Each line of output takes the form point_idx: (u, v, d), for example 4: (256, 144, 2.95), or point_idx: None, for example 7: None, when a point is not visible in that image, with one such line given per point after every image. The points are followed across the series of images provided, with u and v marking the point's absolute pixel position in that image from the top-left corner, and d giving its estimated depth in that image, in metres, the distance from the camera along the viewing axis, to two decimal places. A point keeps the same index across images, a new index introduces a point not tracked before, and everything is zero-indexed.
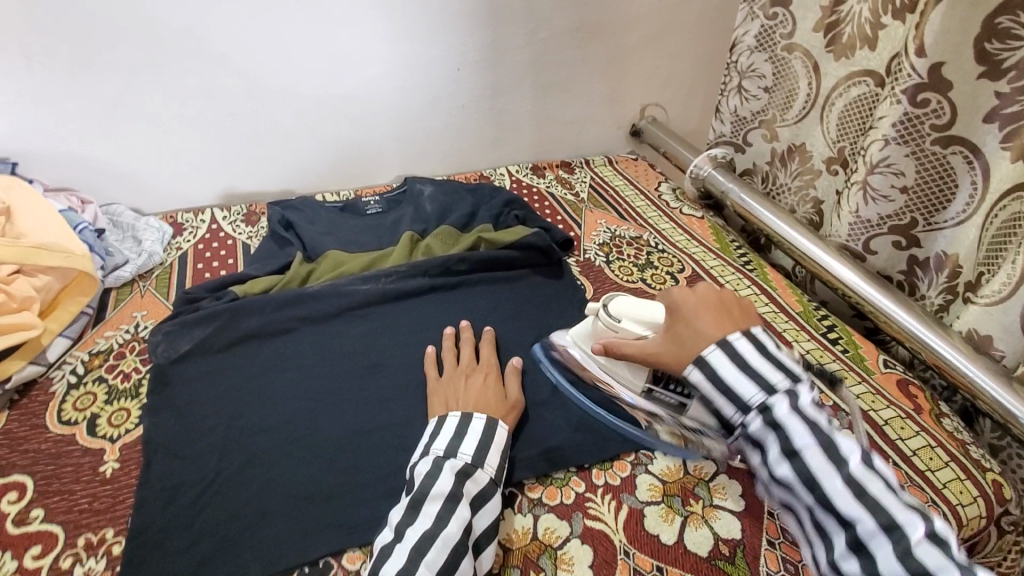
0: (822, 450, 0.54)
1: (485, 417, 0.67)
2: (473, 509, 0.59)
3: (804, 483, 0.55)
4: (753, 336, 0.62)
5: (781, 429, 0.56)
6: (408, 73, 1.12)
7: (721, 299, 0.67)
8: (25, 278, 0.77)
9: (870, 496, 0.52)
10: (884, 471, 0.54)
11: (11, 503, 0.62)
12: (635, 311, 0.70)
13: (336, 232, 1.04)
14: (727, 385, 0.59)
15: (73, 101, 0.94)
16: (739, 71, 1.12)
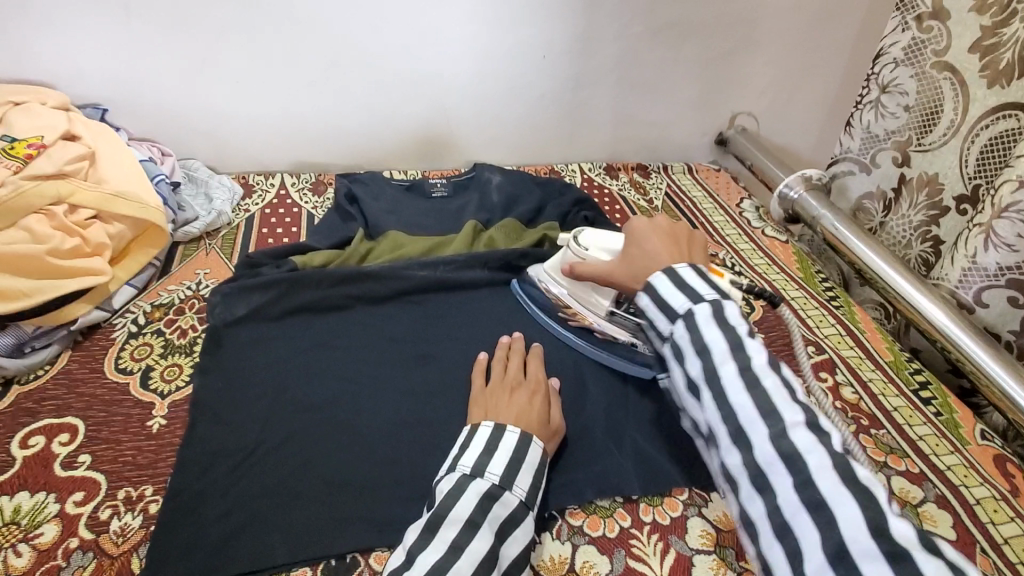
0: (731, 350, 0.54)
1: (519, 433, 0.61)
2: (498, 538, 0.54)
3: (706, 381, 0.55)
4: (698, 266, 0.62)
5: (696, 334, 0.56)
6: (492, 56, 1.08)
7: (672, 226, 0.69)
8: (101, 224, 0.78)
9: (758, 387, 0.52)
10: (790, 379, 0.54)
11: (62, 444, 0.63)
12: (601, 241, 0.77)
13: (399, 212, 1.02)
14: (663, 298, 0.60)
15: (164, 55, 0.95)
16: (879, 84, 1.00)
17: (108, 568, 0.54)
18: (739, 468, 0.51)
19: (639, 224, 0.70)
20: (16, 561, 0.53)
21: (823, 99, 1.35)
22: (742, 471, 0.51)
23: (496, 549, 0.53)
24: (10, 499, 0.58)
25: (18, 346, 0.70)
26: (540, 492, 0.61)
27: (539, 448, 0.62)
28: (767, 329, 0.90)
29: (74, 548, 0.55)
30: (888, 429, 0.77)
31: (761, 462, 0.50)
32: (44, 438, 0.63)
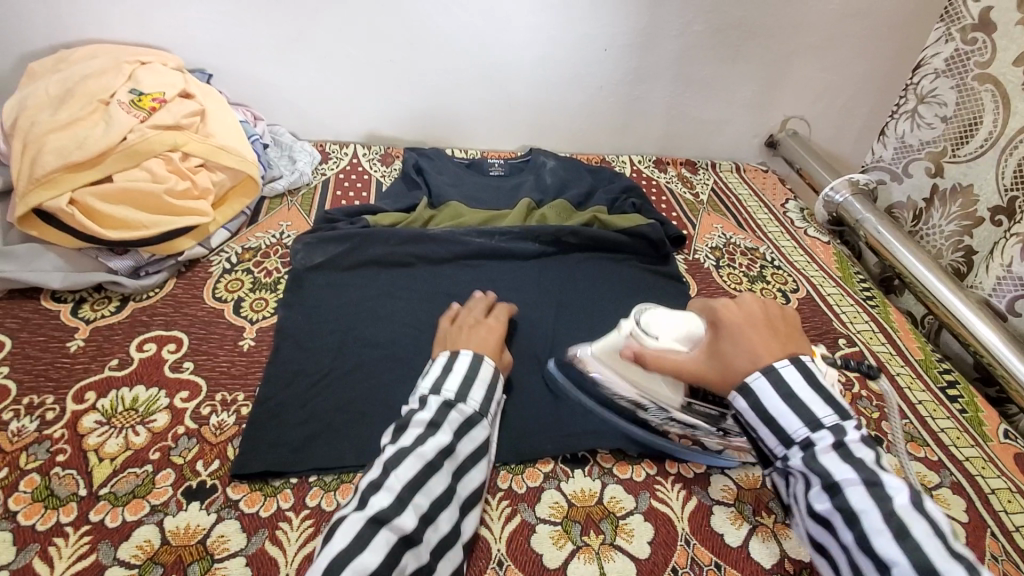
0: (868, 489, 0.52)
1: (470, 359, 0.68)
2: (458, 435, 0.60)
3: (844, 519, 0.52)
4: (801, 362, 0.59)
5: (822, 467, 0.54)
6: (556, 46, 1.15)
7: (765, 309, 0.65)
8: (207, 172, 0.89)
9: (912, 539, 0.49)
10: (938, 519, 0.51)
11: (170, 352, 0.74)
12: (675, 327, 0.68)
13: (460, 186, 1.11)
14: (768, 412, 0.57)
15: (264, 30, 1.06)
16: (918, 93, 1.07)
17: (209, 452, 0.64)
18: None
19: (727, 308, 0.66)
20: (136, 438, 0.64)
21: (877, 108, 1.37)
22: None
23: (455, 444, 0.59)
24: (130, 390, 0.68)
25: (136, 270, 0.82)
26: (495, 406, 0.68)
27: (490, 367, 0.68)
28: (802, 319, 0.95)
29: (181, 433, 0.65)
30: (911, 420, 0.81)
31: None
32: (155, 345, 0.74)
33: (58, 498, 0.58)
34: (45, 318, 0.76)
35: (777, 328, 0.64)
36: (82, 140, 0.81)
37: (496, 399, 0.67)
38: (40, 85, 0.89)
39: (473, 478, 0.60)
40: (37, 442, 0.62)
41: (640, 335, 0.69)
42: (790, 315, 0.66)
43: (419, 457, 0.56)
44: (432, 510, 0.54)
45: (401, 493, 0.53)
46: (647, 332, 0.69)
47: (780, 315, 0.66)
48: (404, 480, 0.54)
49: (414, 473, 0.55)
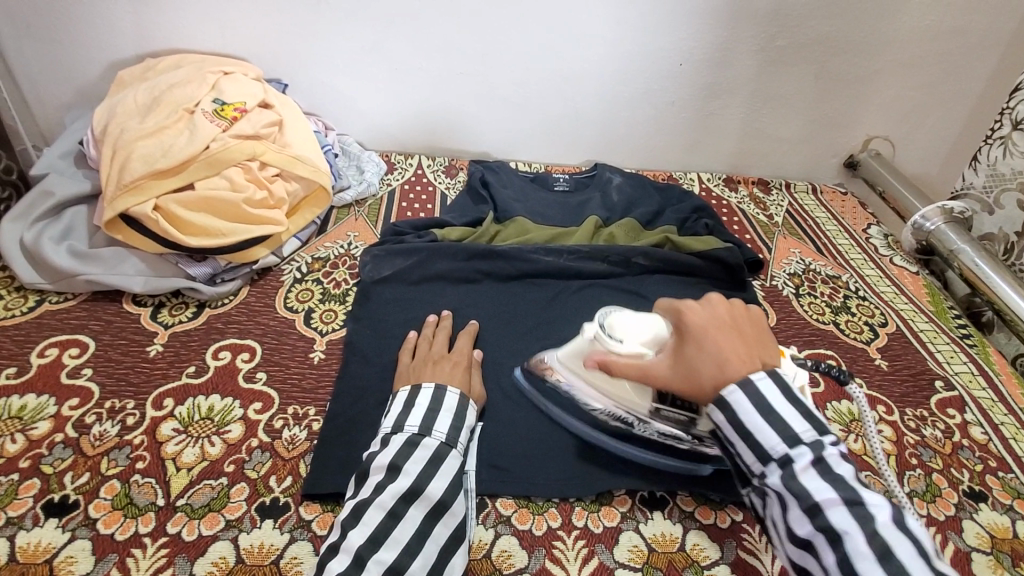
0: (849, 508, 0.47)
1: (429, 391, 0.65)
2: (424, 474, 0.57)
3: (828, 541, 0.47)
4: (781, 377, 0.53)
5: (800, 487, 0.49)
6: (629, 59, 1.11)
7: (733, 310, 0.59)
8: (282, 182, 0.90)
9: (896, 562, 0.44)
10: (920, 538, 0.47)
11: (244, 361, 0.74)
12: (638, 331, 0.63)
13: (525, 200, 1.08)
14: (748, 429, 0.51)
15: (338, 41, 1.07)
16: (1012, 119, 1.02)
17: (282, 467, 0.63)
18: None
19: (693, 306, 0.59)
20: (212, 448, 0.64)
21: (968, 130, 1.28)
22: None
23: (422, 484, 0.56)
24: (206, 398, 0.69)
25: (213, 276, 0.83)
26: (467, 434, 0.64)
27: (455, 394, 0.65)
28: (893, 357, 0.88)
29: (255, 446, 0.64)
30: (1018, 474, 0.74)
31: None
32: (230, 353, 0.75)
33: (137, 507, 0.58)
34: (126, 322, 0.77)
35: (741, 331, 0.57)
36: (167, 149, 0.83)
37: (467, 425, 0.64)
38: (129, 93, 0.92)
39: (451, 515, 0.56)
40: (118, 447, 0.63)
41: (602, 338, 0.64)
42: (759, 315, 0.60)
43: (380, 508, 0.53)
44: (403, 562, 0.52)
45: (359, 552, 0.51)
46: (612, 335, 0.64)
47: (748, 321, 0.59)
48: (365, 535, 0.52)
49: (374, 527, 0.52)
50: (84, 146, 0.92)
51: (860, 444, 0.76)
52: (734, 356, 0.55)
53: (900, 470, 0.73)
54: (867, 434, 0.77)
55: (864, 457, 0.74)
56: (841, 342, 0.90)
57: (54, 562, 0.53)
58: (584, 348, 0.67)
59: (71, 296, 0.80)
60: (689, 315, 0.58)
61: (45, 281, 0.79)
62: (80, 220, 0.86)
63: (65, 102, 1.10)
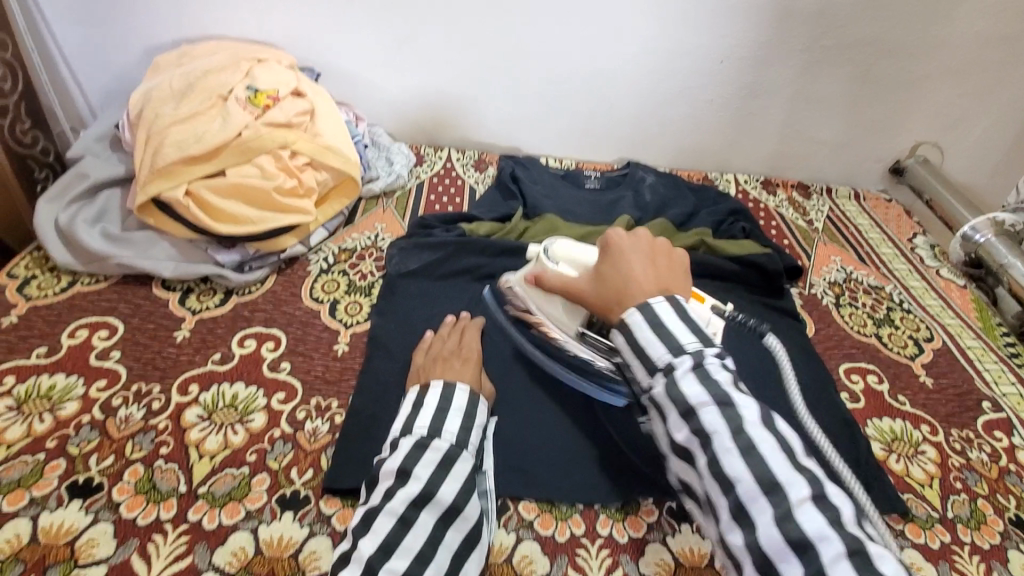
0: (720, 409, 0.48)
1: (440, 391, 0.63)
2: (437, 476, 0.55)
3: (699, 443, 0.48)
4: (675, 299, 0.55)
5: (678, 392, 0.49)
6: (668, 55, 1.08)
7: (653, 242, 0.63)
8: (312, 171, 0.89)
9: (757, 456, 0.46)
10: (788, 438, 0.48)
11: (269, 350, 0.74)
12: (576, 257, 0.69)
13: (555, 197, 1.06)
14: (641, 346, 0.53)
15: (372, 31, 1.06)
16: None
17: (303, 459, 0.62)
18: (743, 549, 0.45)
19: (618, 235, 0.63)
20: (235, 437, 0.63)
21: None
22: (747, 552, 0.44)
23: (434, 487, 0.54)
24: (230, 386, 0.68)
25: (241, 264, 0.83)
26: (478, 434, 0.62)
27: (465, 392, 0.64)
28: (939, 374, 0.84)
29: (278, 437, 0.64)
30: None
31: (768, 547, 0.43)
32: (255, 342, 0.74)
33: (159, 492, 0.58)
34: (155, 306, 0.77)
35: (661, 260, 0.62)
36: (201, 136, 0.83)
37: (478, 425, 0.62)
38: (165, 78, 0.92)
39: (464, 519, 0.54)
40: (142, 431, 0.63)
41: (543, 258, 0.69)
42: (683, 255, 0.64)
43: (390, 515, 0.52)
44: (414, 570, 0.49)
45: (370, 562, 0.49)
46: (551, 258, 0.70)
47: (664, 249, 0.64)
48: (375, 542, 0.50)
49: (384, 534, 0.51)
50: (120, 130, 0.92)
51: (903, 465, 0.72)
52: (646, 275, 0.59)
53: (944, 494, 0.69)
54: (910, 455, 0.72)
55: (907, 479, 0.70)
56: (883, 356, 0.86)
57: (75, 544, 0.53)
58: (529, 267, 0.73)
59: (102, 278, 0.80)
60: (615, 243, 0.62)
61: (77, 262, 0.80)
62: (114, 203, 0.86)
63: (103, 87, 1.12)
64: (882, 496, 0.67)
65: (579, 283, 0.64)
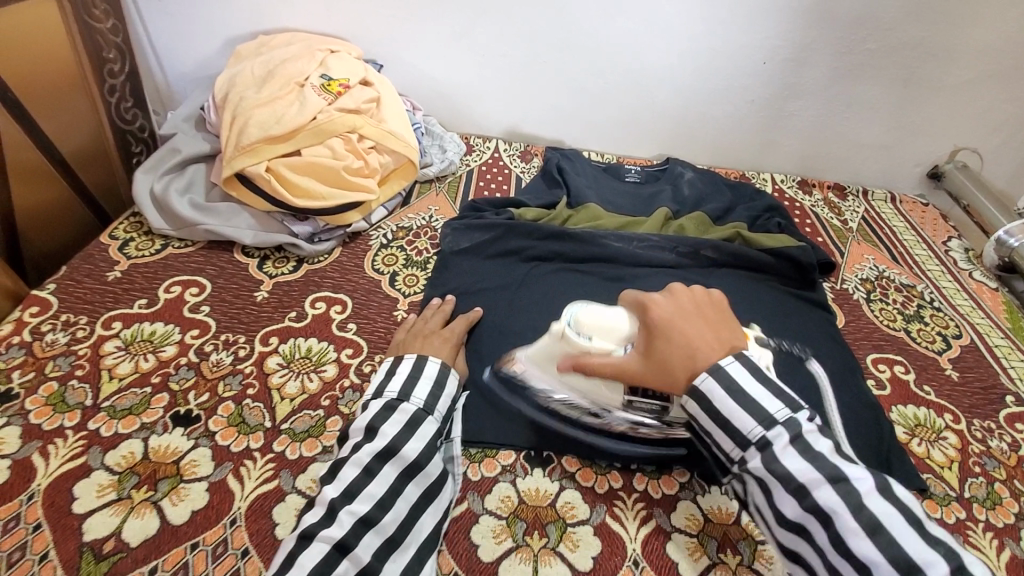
0: (834, 486, 0.50)
1: (412, 362, 0.68)
2: (402, 435, 0.60)
3: (816, 518, 0.51)
4: (745, 356, 0.57)
5: (781, 468, 0.52)
6: (713, 56, 1.12)
7: (695, 296, 0.64)
8: (377, 154, 0.97)
9: (885, 534, 0.48)
10: (908, 503, 0.50)
11: (337, 312, 0.82)
12: (603, 328, 0.68)
13: (597, 188, 1.12)
14: (727, 419, 0.55)
15: (432, 27, 1.13)
16: None
17: None
18: None
19: (659, 299, 0.64)
20: (311, 384, 0.71)
21: None
22: None
23: (399, 443, 0.59)
24: (305, 340, 0.76)
25: (312, 235, 0.92)
26: (447, 403, 0.67)
27: (436, 363, 0.68)
28: (965, 369, 0.87)
29: (348, 386, 0.72)
30: None
31: None
32: (325, 304, 0.82)
33: (248, 425, 0.66)
34: (237, 269, 0.86)
35: (707, 313, 0.63)
36: (280, 116, 0.92)
37: (447, 393, 0.67)
38: (246, 65, 1.01)
39: (425, 476, 0.59)
40: (232, 374, 0.71)
41: (573, 336, 0.68)
42: (722, 296, 0.65)
43: (355, 464, 0.57)
44: (374, 513, 0.54)
45: (332, 503, 0.54)
46: (579, 332, 0.68)
47: (707, 300, 0.64)
48: (340, 487, 0.55)
49: (349, 481, 0.56)
50: (205, 111, 1.02)
51: (925, 448, 0.76)
52: (704, 342, 0.59)
53: (962, 476, 0.73)
54: (932, 440, 0.77)
55: (928, 460, 0.74)
56: (911, 349, 0.90)
57: (181, 463, 0.62)
58: (552, 347, 0.70)
59: (191, 243, 0.90)
60: (659, 307, 0.63)
61: (170, 228, 0.89)
62: (200, 177, 0.96)
63: (186, 72, 1.23)
64: (901, 475, 0.71)
65: (630, 364, 0.62)
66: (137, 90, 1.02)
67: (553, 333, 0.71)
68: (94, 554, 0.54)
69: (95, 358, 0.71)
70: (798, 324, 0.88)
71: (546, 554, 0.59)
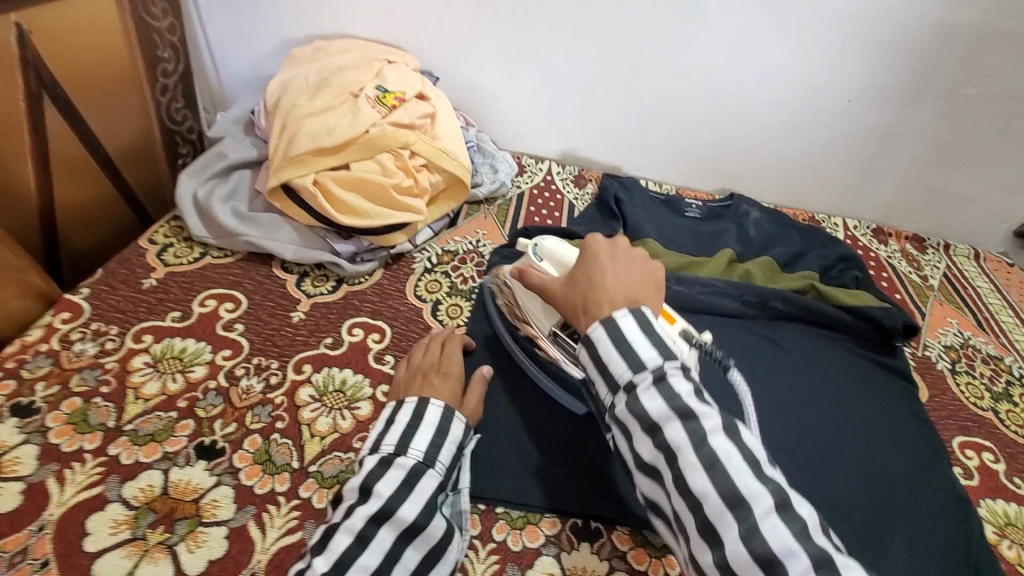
0: (683, 424, 0.48)
1: (413, 407, 0.61)
2: (397, 495, 0.54)
3: (664, 458, 0.48)
4: (641, 311, 0.54)
5: (640, 408, 0.50)
6: (792, 88, 1.05)
7: (630, 253, 0.62)
8: (428, 172, 0.92)
9: (721, 472, 0.46)
10: (752, 446, 0.48)
11: (375, 342, 0.76)
12: (559, 253, 0.71)
13: (656, 222, 1.04)
14: (602, 361, 0.53)
15: (495, 42, 1.08)
16: None
17: None
18: (712, 567, 0.45)
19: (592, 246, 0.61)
20: (343, 422, 0.66)
21: None
22: (716, 570, 0.44)
23: (395, 505, 0.53)
24: (340, 371, 0.71)
25: (354, 255, 0.87)
26: (452, 450, 0.60)
27: (438, 407, 0.62)
28: None
29: None
30: None
31: (735, 566, 0.43)
32: (363, 332, 0.77)
33: (275, 465, 0.61)
34: (275, 286, 0.82)
35: (638, 274, 0.60)
36: (332, 128, 0.87)
37: (450, 441, 0.60)
38: (302, 71, 0.98)
39: (425, 538, 0.53)
40: (261, 404, 0.66)
41: (530, 255, 0.72)
42: (661, 268, 0.62)
43: (348, 532, 0.51)
44: None
45: None
46: (538, 254, 0.72)
47: (642, 262, 0.61)
48: (331, 559, 0.50)
49: (341, 551, 0.51)
50: (256, 115, 0.99)
51: (1015, 552, 0.68)
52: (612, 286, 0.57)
53: None
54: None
55: (1020, 567, 0.66)
56: (1001, 434, 0.80)
57: (200, 503, 0.57)
58: (517, 266, 0.75)
59: (230, 253, 0.86)
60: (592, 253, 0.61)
61: (209, 236, 0.86)
62: (244, 184, 0.92)
63: (241, 72, 1.20)
64: None
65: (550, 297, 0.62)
66: (190, 89, 1.00)
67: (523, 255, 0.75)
68: None
69: (122, 375, 0.67)
70: (877, 396, 0.80)
71: None
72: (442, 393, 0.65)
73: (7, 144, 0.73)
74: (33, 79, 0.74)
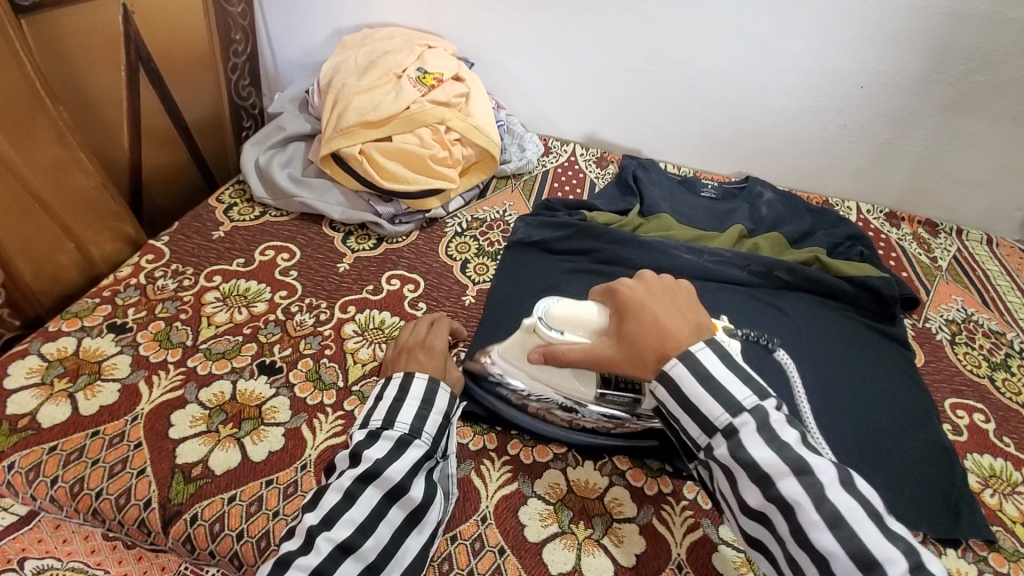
0: (798, 478, 0.50)
1: (398, 382, 0.63)
2: (384, 461, 0.56)
3: (778, 509, 0.50)
4: (715, 343, 0.57)
5: (747, 457, 0.51)
6: (807, 75, 1.10)
7: (661, 280, 0.65)
8: (461, 146, 1.02)
9: (845, 529, 0.48)
10: (868, 496, 0.50)
11: (410, 291, 0.86)
12: (576, 320, 0.66)
13: (672, 199, 1.11)
14: (694, 403, 0.54)
15: (527, 31, 1.17)
16: None
17: None
18: None
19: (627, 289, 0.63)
20: (381, 353, 0.76)
21: None
22: None
23: (382, 467, 0.56)
24: (379, 313, 0.81)
25: (394, 217, 0.97)
26: (437, 422, 0.62)
27: (422, 380, 0.63)
28: None
29: None
30: None
31: None
32: (399, 282, 0.87)
33: (324, 382, 0.71)
34: (324, 241, 0.93)
35: (677, 298, 0.63)
36: (378, 104, 0.97)
37: (436, 412, 0.62)
38: (352, 55, 1.09)
39: (409, 500, 0.56)
40: (312, 334, 0.77)
41: (544, 333, 0.67)
42: (689, 286, 0.65)
43: (337, 490, 0.54)
44: (354, 539, 0.52)
45: (310, 531, 0.52)
46: (551, 327, 0.67)
47: (673, 288, 0.64)
48: (320, 514, 0.53)
49: (329, 507, 0.53)
50: (309, 94, 1.10)
51: (997, 500, 0.72)
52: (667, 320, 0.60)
53: None
54: (1006, 492, 0.73)
55: (1000, 513, 0.71)
56: (993, 399, 0.85)
57: (262, 408, 0.68)
58: (526, 340, 0.70)
59: (286, 213, 0.97)
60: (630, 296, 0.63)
61: (269, 198, 0.97)
62: (298, 154, 1.03)
63: (295, 58, 1.32)
64: (971, 524, 0.68)
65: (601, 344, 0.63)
66: (254, 70, 1.12)
67: (528, 329, 0.70)
68: (185, 476, 0.61)
69: (197, 305, 0.79)
70: (871, 357, 0.85)
71: (590, 545, 0.60)
72: (427, 366, 0.67)
73: (108, 109, 0.85)
74: (133, 54, 0.86)
